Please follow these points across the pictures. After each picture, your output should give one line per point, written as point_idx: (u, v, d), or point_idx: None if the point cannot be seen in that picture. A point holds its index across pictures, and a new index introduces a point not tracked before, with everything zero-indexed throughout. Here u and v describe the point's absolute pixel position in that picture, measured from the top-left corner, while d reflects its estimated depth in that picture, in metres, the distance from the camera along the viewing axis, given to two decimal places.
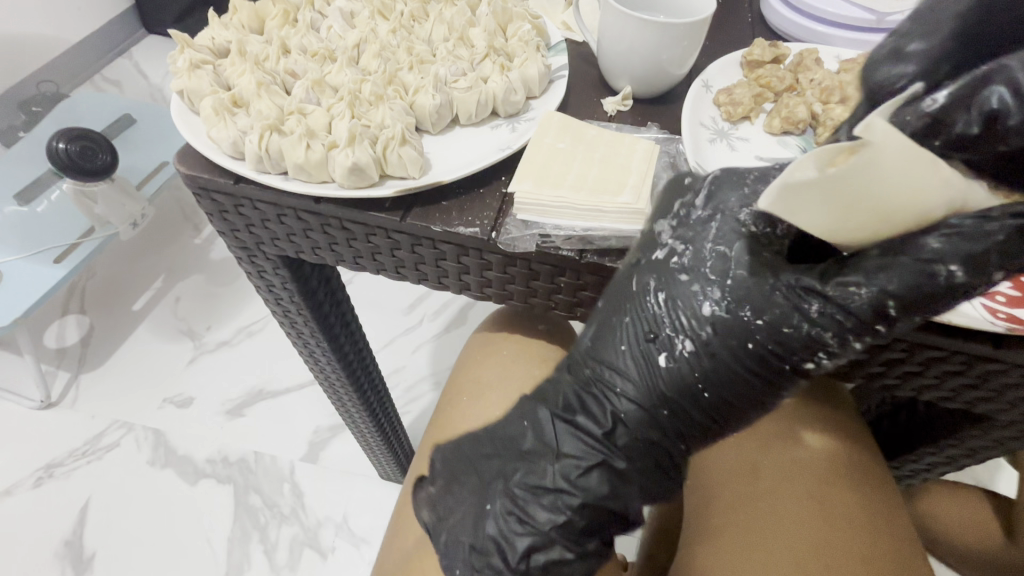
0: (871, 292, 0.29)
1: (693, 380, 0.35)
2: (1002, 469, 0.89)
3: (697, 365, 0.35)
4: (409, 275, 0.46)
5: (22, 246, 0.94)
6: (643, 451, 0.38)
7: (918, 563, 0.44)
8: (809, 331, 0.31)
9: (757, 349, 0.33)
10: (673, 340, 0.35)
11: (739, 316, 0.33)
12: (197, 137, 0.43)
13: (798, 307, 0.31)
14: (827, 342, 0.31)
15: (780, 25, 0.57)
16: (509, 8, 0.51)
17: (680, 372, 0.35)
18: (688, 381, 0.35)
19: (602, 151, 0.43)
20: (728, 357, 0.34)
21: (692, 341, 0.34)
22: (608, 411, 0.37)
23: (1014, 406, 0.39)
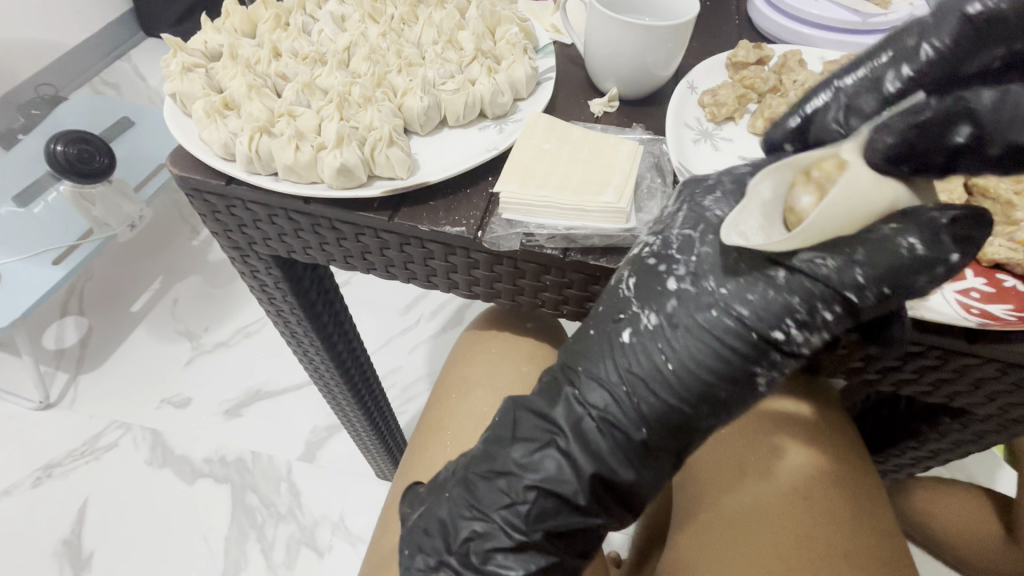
0: (839, 262, 0.31)
1: (661, 356, 0.34)
2: (1000, 468, 0.89)
3: (661, 336, 0.34)
4: (398, 274, 0.47)
5: (21, 247, 0.95)
6: (609, 435, 0.36)
7: (897, 554, 0.45)
8: (781, 298, 0.32)
9: (724, 318, 0.33)
10: (638, 314, 0.35)
11: (703, 286, 0.34)
12: (189, 140, 0.44)
13: (766, 275, 0.32)
14: (796, 308, 0.32)
15: (766, 27, 0.58)
16: (497, 11, 0.52)
17: (644, 342, 0.35)
18: (651, 354, 0.35)
19: (587, 152, 0.44)
20: (694, 328, 0.33)
21: (656, 313, 0.34)
22: (575, 387, 0.37)
23: (991, 400, 0.40)
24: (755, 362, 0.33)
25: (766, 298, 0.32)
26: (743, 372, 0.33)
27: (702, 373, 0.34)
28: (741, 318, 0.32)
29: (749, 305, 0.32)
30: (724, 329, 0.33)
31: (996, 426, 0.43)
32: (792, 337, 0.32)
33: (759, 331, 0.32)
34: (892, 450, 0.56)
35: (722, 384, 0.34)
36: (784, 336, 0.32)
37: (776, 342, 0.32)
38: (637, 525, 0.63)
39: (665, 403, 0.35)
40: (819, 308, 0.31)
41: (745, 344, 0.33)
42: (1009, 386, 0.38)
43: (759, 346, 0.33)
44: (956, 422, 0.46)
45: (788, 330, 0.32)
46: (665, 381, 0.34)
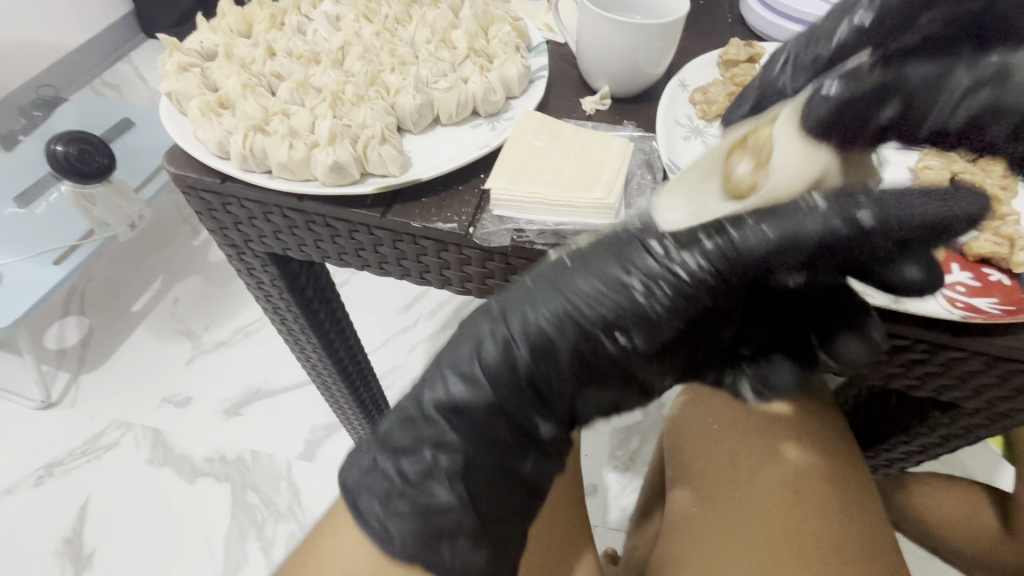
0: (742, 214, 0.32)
1: (562, 284, 0.34)
2: (1003, 465, 0.89)
3: (565, 265, 0.34)
4: (393, 270, 0.48)
5: (22, 247, 0.96)
6: (511, 370, 0.33)
7: (886, 551, 0.45)
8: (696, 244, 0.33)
9: (628, 253, 0.33)
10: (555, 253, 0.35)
11: None
12: (184, 138, 0.45)
13: None
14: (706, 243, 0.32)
15: (755, 24, 0.59)
16: (490, 10, 0.53)
17: (550, 275, 0.34)
18: (557, 283, 0.34)
19: (577, 149, 0.44)
20: (596, 259, 0.34)
21: None
22: (484, 321, 0.35)
23: (978, 393, 0.41)
24: (654, 295, 0.32)
25: (666, 232, 0.33)
26: (643, 305, 0.33)
27: (597, 306, 0.33)
28: (643, 245, 0.33)
29: (649, 235, 0.33)
30: (624, 263, 0.33)
31: (984, 419, 0.44)
32: (689, 267, 0.32)
33: (656, 260, 0.32)
34: (884, 446, 0.57)
35: (623, 318, 0.33)
36: (680, 266, 0.32)
37: (674, 272, 0.32)
38: (632, 520, 0.63)
39: (568, 335, 0.33)
40: (710, 240, 0.31)
41: (644, 275, 0.32)
42: (996, 379, 0.39)
43: (653, 275, 0.32)
44: (946, 416, 0.47)
45: (684, 258, 0.32)
46: (567, 310, 0.33)
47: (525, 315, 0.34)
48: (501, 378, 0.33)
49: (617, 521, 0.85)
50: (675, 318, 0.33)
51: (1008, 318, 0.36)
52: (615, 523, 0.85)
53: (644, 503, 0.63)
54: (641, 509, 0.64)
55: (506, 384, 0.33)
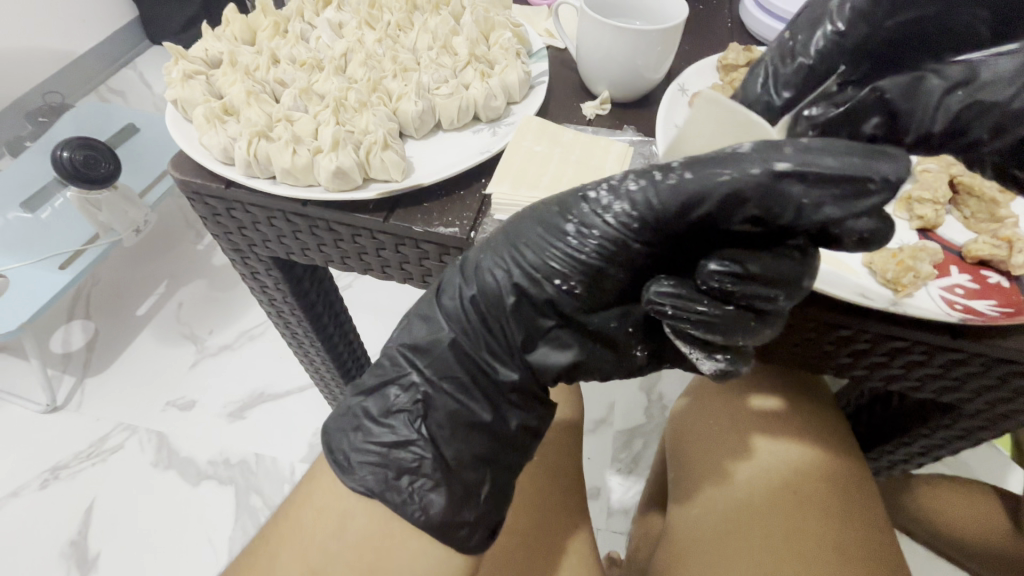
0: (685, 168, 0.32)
1: (510, 232, 0.36)
2: (1011, 468, 0.89)
3: (516, 218, 0.37)
4: (394, 274, 0.48)
5: (28, 251, 0.97)
6: (467, 312, 0.37)
7: (887, 550, 0.46)
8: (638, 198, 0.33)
9: (569, 203, 0.35)
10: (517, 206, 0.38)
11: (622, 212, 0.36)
12: (189, 145, 0.46)
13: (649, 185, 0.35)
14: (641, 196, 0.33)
15: (754, 28, 0.59)
16: (491, 17, 0.53)
17: (505, 224, 0.37)
18: (506, 231, 0.36)
19: (578, 154, 0.44)
20: (540, 209, 0.36)
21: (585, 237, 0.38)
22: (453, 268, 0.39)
23: (977, 395, 0.41)
24: (586, 243, 0.33)
25: (605, 180, 0.34)
26: (581, 254, 0.34)
27: (536, 252, 0.35)
28: (582, 194, 0.34)
29: (591, 186, 0.35)
30: (563, 213, 0.35)
31: (983, 421, 0.44)
32: (616, 215, 0.33)
33: (591, 207, 0.34)
34: (885, 448, 0.57)
35: (563, 267, 0.34)
36: (611, 214, 0.33)
37: (605, 221, 0.33)
38: (633, 522, 0.64)
39: (511, 281, 0.36)
40: (638, 187, 0.32)
41: (581, 222, 0.34)
42: (994, 381, 0.39)
43: (586, 222, 0.34)
44: (947, 418, 0.47)
45: (615, 205, 0.33)
46: (512, 256, 0.36)
47: (478, 261, 0.37)
48: (460, 317, 0.37)
49: (619, 523, 0.85)
50: (615, 269, 0.34)
51: (1007, 320, 0.35)
52: (617, 525, 0.85)
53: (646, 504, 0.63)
54: (643, 511, 0.64)
55: (472, 329, 0.37)
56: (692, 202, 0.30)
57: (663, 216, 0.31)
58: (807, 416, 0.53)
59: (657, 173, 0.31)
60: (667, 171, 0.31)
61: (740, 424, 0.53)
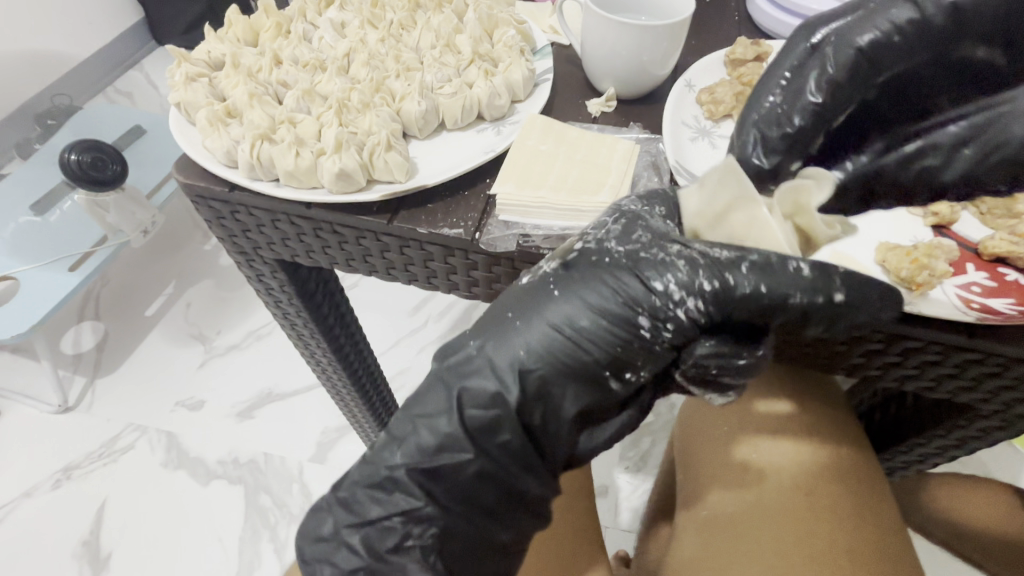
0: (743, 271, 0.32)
1: (561, 313, 0.34)
2: None
3: (544, 298, 0.35)
4: (400, 276, 0.48)
5: (39, 253, 0.98)
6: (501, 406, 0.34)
7: (899, 553, 0.45)
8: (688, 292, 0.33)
9: (625, 286, 0.33)
10: (549, 273, 0.35)
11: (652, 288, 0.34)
12: (193, 148, 0.45)
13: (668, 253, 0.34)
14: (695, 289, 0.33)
15: (762, 21, 0.58)
16: (494, 14, 0.53)
17: (545, 298, 0.35)
18: (551, 309, 0.34)
19: (583, 152, 0.44)
20: (588, 288, 0.34)
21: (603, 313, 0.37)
22: (485, 349, 0.35)
23: (994, 396, 0.40)
24: (660, 337, 0.33)
25: (668, 268, 0.33)
26: (653, 344, 0.33)
27: (601, 342, 0.33)
28: (645, 280, 0.33)
29: (649, 272, 0.33)
30: (624, 300, 0.33)
31: (999, 422, 0.43)
32: (691, 311, 0.33)
33: (659, 299, 0.33)
34: (898, 448, 0.56)
35: (630, 358, 0.33)
36: (684, 308, 0.33)
37: (678, 315, 0.33)
38: (643, 524, 0.63)
39: (569, 366, 0.34)
40: (712, 285, 0.33)
41: (647, 312, 0.33)
42: (1012, 382, 0.38)
43: (660, 315, 0.33)
44: (961, 418, 0.46)
45: (688, 301, 0.33)
46: (569, 340, 0.34)
47: (525, 351, 0.34)
48: (494, 413, 0.34)
49: (628, 523, 0.85)
50: (669, 356, 0.34)
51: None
52: (625, 525, 0.85)
53: (655, 508, 0.62)
54: (651, 514, 0.63)
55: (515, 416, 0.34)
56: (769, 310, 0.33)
57: (730, 314, 0.33)
58: (819, 424, 0.52)
59: (725, 273, 0.33)
60: (736, 269, 0.32)
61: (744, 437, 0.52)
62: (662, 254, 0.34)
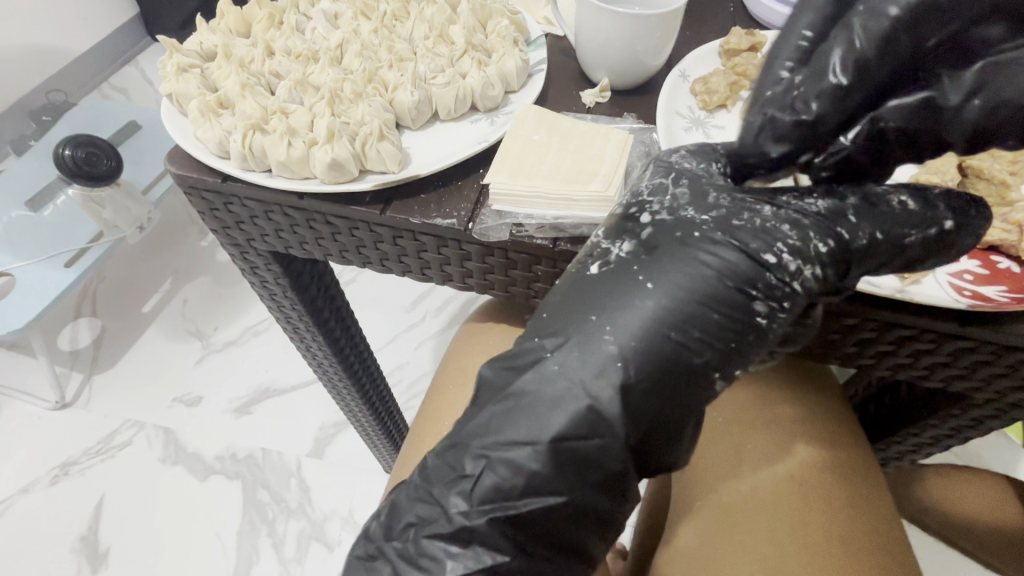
0: (868, 235, 0.33)
1: (647, 304, 0.32)
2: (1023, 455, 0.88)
3: (625, 281, 0.33)
4: (394, 267, 0.48)
5: (35, 250, 0.97)
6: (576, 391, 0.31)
7: (895, 544, 0.45)
8: (810, 248, 0.32)
9: (721, 253, 0.32)
10: (637, 261, 0.33)
11: (773, 253, 0.32)
12: (185, 138, 0.45)
13: (776, 226, 0.32)
14: (814, 248, 0.32)
15: (756, 11, 0.58)
16: (488, 5, 0.52)
17: (633, 290, 0.32)
18: (637, 294, 0.32)
19: (577, 142, 0.44)
20: (676, 267, 0.33)
21: (698, 290, 0.32)
22: (552, 358, 0.32)
23: (988, 384, 0.40)
24: (776, 318, 0.32)
25: (776, 236, 0.32)
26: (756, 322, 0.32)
27: (701, 328, 0.32)
28: (754, 254, 0.32)
29: (762, 242, 0.32)
30: (722, 272, 0.32)
31: (992, 413, 0.43)
32: (807, 281, 0.32)
33: (775, 275, 0.32)
34: (893, 438, 0.56)
35: (739, 345, 0.32)
36: (801, 279, 0.32)
37: (794, 288, 0.32)
38: (639, 513, 0.63)
39: (665, 364, 0.32)
40: (826, 247, 0.32)
41: (765, 289, 0.32)
42: (1004, 370, 0.38)
43: (775, 295, 0.32)
44: (956, 410, 0.46)
45: (804, 271, 0.32)
46: (653, 332, 0.32)
47: (628, 343, 0.31)
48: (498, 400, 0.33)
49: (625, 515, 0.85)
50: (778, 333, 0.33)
51: (1018, 306, 0.35)
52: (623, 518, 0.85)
53: (650, 496, 0.63)
54: (647, 503, 0.64)
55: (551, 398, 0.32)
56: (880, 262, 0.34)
57: (843, 268, 0.33)
58: (817, 415, 0.52)
59: (837, 227, 0.33)
60: (840, 219, 0.33)
61: (746, 430, 0.51)
62: (769, 221, 0.33)
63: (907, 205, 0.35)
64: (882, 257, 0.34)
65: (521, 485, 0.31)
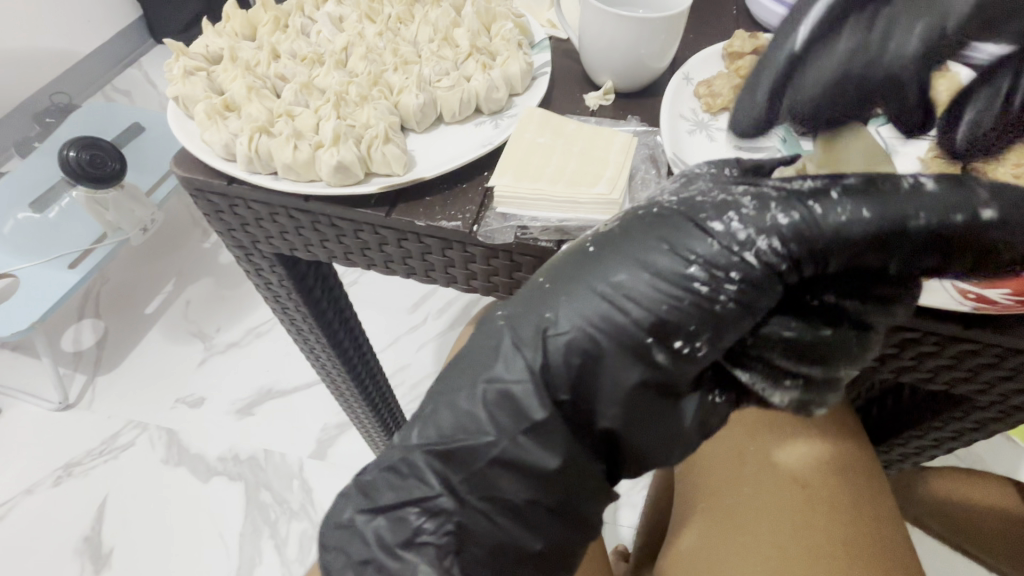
0: (847, 211, 0.29)
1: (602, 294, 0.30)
2: None
3: (579, 255, 0.32)
4: (398, 269, 0.48)
5: (39, 251, 0.98)
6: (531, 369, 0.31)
7: (899, 549, 0.45)
8: (766, 218, 0.29)
9: (680, 235, 0.30)
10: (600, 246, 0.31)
11: (727, 223, 0.30)
12: (191, 141, 0.46)
13: (734, 198, 0.30)
14: (775, 221, 0.29)
15: (759, 14, 0.58)
16: (492, 8, 0.53)
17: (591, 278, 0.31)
18: (592, 278, 0.31)
19: (581, 145, 0.44)
20: (629, 242, 0.31)
21: (644, 262, 0.30)
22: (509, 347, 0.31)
23: (991, 386, 0.40)
24: (721, 291, 0.29)
25: (733, 206, 0.30)
26: (711, 303, 0.29)
27: (635, 298, 0.30)
28: (701, 223, 0.30)
29: (715, 212, 0.30)
30: (678, 252, 0.30)
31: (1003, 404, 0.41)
32: (761, 253, 0.29)
33: (719, 242, 0.29)
34: (896, 440, 0.56)
35: (684, 319, 0.29)
36: (753, 250, 0.29)
37: (743, 259, 0.29)
38: (641, 515, 0.63)
39: (598, 333, 0.30)
40: (788, 218, 0.29)
41: (704, 258, 0.29)
42: (1008, 372, 0.38)
43: (720, 265, 0.29)
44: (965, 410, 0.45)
45: (758, 242, 0.29)
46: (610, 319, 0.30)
47: (577, 314, 0.31)
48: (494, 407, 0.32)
49: (628, 517, 0.85)
50: (748, 320, 0.30)
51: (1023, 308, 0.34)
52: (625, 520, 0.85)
53: (653, 497, 0.63)
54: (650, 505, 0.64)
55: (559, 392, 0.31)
56: (867, 244, 0.29)
57: (817, 251, 0.29)
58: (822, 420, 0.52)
59: (809, 202, 0.29)
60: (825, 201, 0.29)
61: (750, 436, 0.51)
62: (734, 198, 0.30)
63: (921, 183, 0.29)
64: (868, 236, 0.29)
65: (530, 488, 0.31)
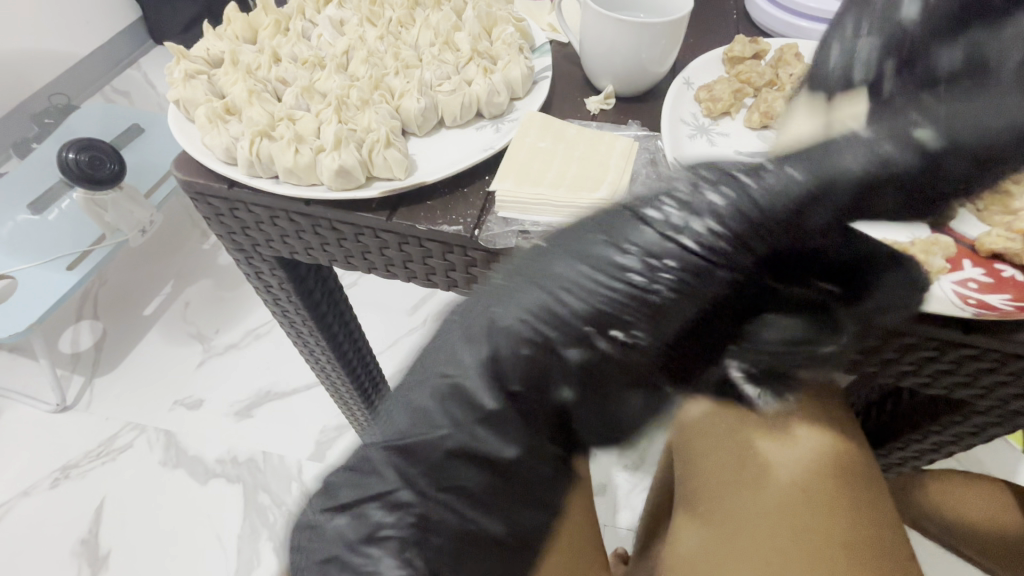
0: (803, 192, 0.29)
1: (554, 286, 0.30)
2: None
3: (517, 267, 0.31)
4: (399, 273, 0.48)
5: (37, 253, 0.97)
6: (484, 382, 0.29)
7: (900, 551, 0.45)
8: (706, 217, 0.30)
9: (618, 228, 0.30)
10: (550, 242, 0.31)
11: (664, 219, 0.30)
12: (192, 145, 0.45)
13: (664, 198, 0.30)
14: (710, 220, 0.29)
15: (759, 18, 0.58)
16: (493, 12, 0.53)
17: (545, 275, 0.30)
18: (533, 274, 0.30)
19: (582, 149, 0.44)
20: (570, 243, 0.31)
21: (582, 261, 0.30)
22: (461, 344, 0.30)
23: (991, 391, 0.40)
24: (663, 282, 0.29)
25: (663, 201, 0.30)
26: (648, 294, 0.30)
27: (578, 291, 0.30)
28: (638, 218, 0.30)
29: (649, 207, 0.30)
30: (616, 242, 0.30)
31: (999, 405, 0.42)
32: (698, 238, 0.29)
33: (655, 229, 0.30)
34: (895, 444, 0.56)
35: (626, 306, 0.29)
36: (690, 237, 0.30)
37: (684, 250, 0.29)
38: (641, 521, 0.63)
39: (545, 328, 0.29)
40: (724, 203, 0.30)
41: (642, 248, 0.29)
42: (1008, 377, 0.38)
43: (655, 253, 0.29)
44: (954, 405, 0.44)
45: (695, 232, 0.30)
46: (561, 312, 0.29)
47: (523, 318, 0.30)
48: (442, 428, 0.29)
49: (627, 521, 0.85)
50: (692, 308, 0.30)
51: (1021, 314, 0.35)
52: (625, 524, 0.85)
53: (653, 504, 0.63)
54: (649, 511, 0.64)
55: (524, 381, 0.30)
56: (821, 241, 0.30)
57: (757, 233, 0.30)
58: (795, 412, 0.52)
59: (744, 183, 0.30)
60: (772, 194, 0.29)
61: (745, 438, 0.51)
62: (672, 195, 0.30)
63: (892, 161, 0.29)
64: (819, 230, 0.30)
65: None
